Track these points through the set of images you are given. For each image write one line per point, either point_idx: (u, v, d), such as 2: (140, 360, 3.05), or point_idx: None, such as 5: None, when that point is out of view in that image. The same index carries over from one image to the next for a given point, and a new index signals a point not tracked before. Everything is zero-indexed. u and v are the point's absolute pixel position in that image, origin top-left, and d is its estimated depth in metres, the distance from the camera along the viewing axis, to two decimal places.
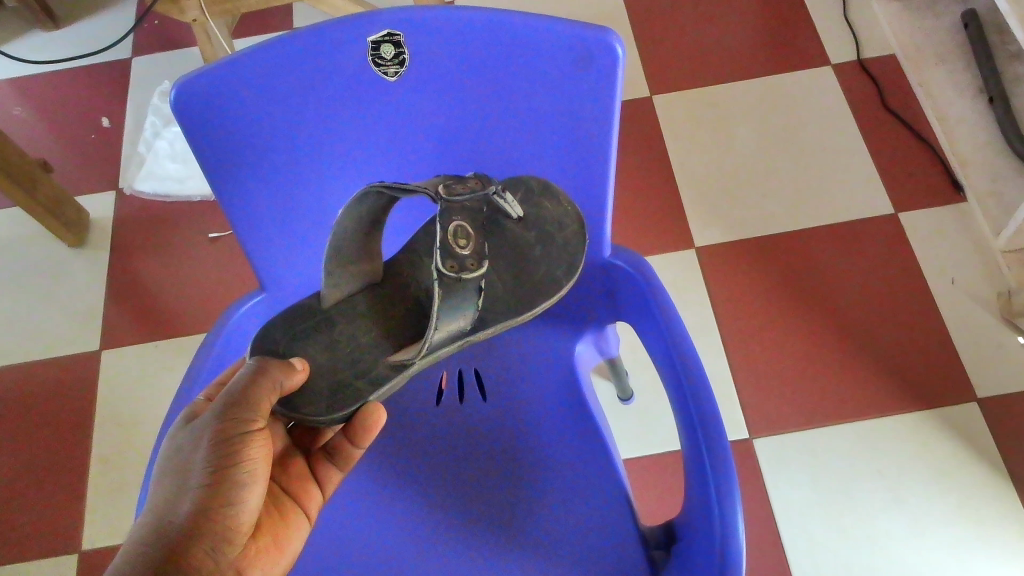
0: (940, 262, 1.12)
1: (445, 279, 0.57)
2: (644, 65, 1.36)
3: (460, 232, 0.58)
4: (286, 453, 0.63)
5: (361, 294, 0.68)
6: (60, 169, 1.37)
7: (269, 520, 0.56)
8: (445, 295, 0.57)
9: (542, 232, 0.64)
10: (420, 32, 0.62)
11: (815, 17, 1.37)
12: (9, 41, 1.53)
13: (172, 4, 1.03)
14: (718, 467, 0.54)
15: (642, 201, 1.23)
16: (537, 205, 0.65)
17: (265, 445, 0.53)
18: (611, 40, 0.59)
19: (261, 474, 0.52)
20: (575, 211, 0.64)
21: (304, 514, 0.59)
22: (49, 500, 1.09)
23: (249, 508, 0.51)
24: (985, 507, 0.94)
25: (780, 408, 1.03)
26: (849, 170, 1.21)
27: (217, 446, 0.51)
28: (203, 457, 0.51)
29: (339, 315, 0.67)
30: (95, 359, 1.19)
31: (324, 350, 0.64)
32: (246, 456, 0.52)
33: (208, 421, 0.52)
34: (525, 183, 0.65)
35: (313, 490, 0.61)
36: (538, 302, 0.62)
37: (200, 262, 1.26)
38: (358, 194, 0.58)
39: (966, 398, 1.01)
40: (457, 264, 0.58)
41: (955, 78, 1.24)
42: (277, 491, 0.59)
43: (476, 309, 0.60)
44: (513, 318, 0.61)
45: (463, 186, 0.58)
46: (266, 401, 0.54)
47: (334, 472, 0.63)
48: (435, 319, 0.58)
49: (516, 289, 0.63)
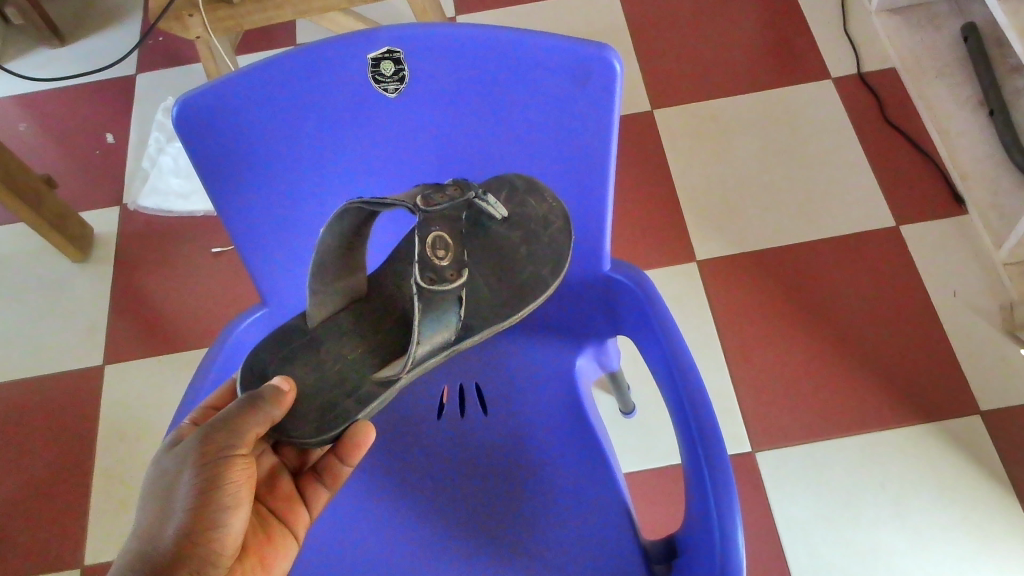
0: (941, 274, 1.12)
1: (423, 292, 0.57)
2: (645, 79, 1.37)
3: (439, 243, 0.58)
4: (273, 472, 0.63)
5: (347, 310, 0.68)
6: (64, 185, 1.38)
7: (255, 542, 0.57)
8: (424, 309, 0.58)
9: (529, 232, 0.64)
10: (420, 51, 0.62)
11: (816, 31, 1.37)
12: (13, 58, 1.54)
13: (175, 21, 1.03)
14: (718, 482, 0.54)
15: (644, 215, 1.23)
16: (521, 203, 0.64)
17: (249, 473, 0.53)
18: (609, 56, 0.59)
19: (245, 502, 0.53)
20: (560, 207, 0.64)
21: (292, 534, 0.60)
22: (50, 516, 1.09)
23: (234, 534, 0.52)
24: (989, 521, 0.94)
25: (782, 423, 1.03)
26: (849, 183, 1.21)
27: (199, 477, 0.51)
28: (185, 484, 0.51)
29: (325, 335, 0.66)
30: (98, 374, 1.19)
31: (311, 371, 0.64)
32: (228, 485, 0.52)
33: (192, 447, 0.52)
34: (509, 183, 0.65)
35: (301, 510, 0.61)
36: (523, 303, 0.61)
37: (201, 277, 1.26)
38: (337, 211, 0.58)
39: (968, 411, 1.01)
40: (436, 276, 0.57)
41: (956, 91, 1.25)
42: (265, 512, 0.60)
43: (459, 319, 0.60)
44: (500, 321, 0.60)
45: (441, 196, 0.58)
46: (254, 431, 0.54)
47: (322, 491, 0.63)
48: (418, 333, 0.58)
49: (504, 287, 0.62)
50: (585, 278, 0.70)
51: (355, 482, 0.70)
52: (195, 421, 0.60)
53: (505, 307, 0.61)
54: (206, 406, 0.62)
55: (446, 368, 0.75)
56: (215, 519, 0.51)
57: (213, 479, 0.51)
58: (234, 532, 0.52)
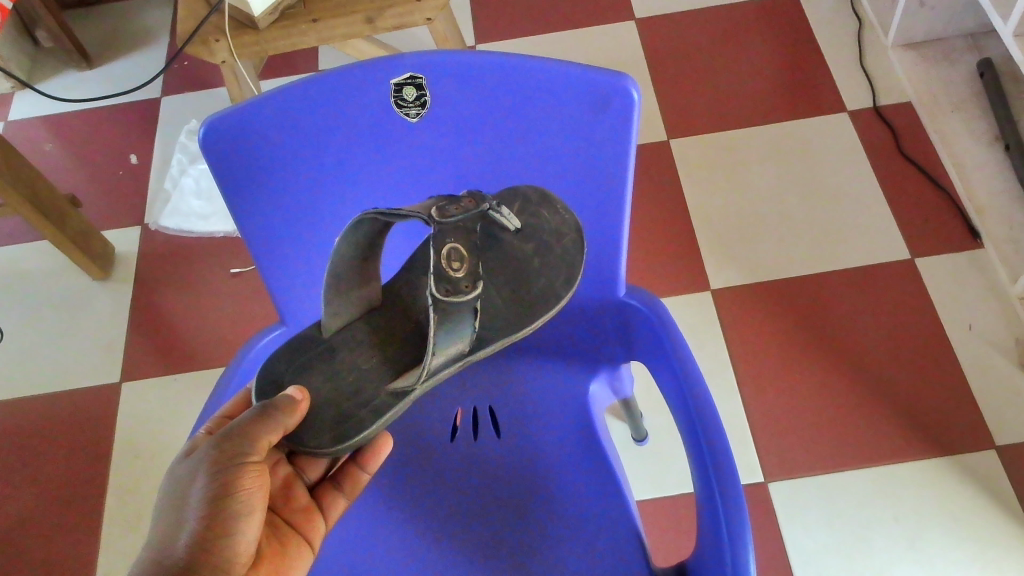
0: (958, 309, 1.12)
1: (439, 303, 0.59)
2: (662, 110, 1.38)
3: (454, 254, 0.58)
4: (288, 482, 0.63)
5: (361, 320, 0.68)
6: (88, 205, 1.40)
7: (271, 552, 0.58)
8: (440, 320, 0.59)
9: (541, 244, 0.64)
10: (442, 78, 0.64)
11: (832, 64, 1.39)
12: (42, 80, 1.58)
13: (202, 46, 1.07)
14: (729, 501, 0.54)
15: (660, 244, 1.24)
16: (533, 214, 0.65)
17: (262, 480, 0.54)
18: (628, 86, 0.60)
19: (260, 509, 0.53)
20: (573, 218, 0.64)
21: (309, 544, 0.61)
22: (66, 529, 1.10)
23: (248, 540, 0.52)
24: (1003, 556, 0.93)
25: (797, 453, 1.03)
26: (865, 215, 1.22)
27: (212, 484, 0.52)
28: (198, 489, 0.52)
29: (340, 345, 0.67)
30: (115, 392, 1.20)
31: (326, 380, 0.64)
32: (242, 490, 0.53)
33: (205, 453, 0.53)
34: (522, 194, 0.65)
35: (317, 519, 0.62)
36: (534, 314, 0.62)
37: (220, 296, 1.28)
38: (354, 220, 0.59)
39: (983, 444, 1.00)
40: (451, 288, 0.59)
41: (972, 126, 1.26)
42: (280, 524, 0.60)
43: (474, 331, 0.61)
44: (513, 333, 0.62)
45: (456, 207, 0.58)
46: (266, 438, 0.54)
47: (340, 500, 0.64)
48: (433, 344, 0.59)
49: (517, 302, 0.63)
50: (598, 302, 0.71)
51: (369, 504, 0.70)
52: (209, 430, 0.60)
53: (518, 320, 0.62)
54: (219, 417, 0.62)
55: (460, 391, 0.76)
56: (229, 525, 0.51)
57: (226, 484, 0.52)
58: (247, 538, 0.52)
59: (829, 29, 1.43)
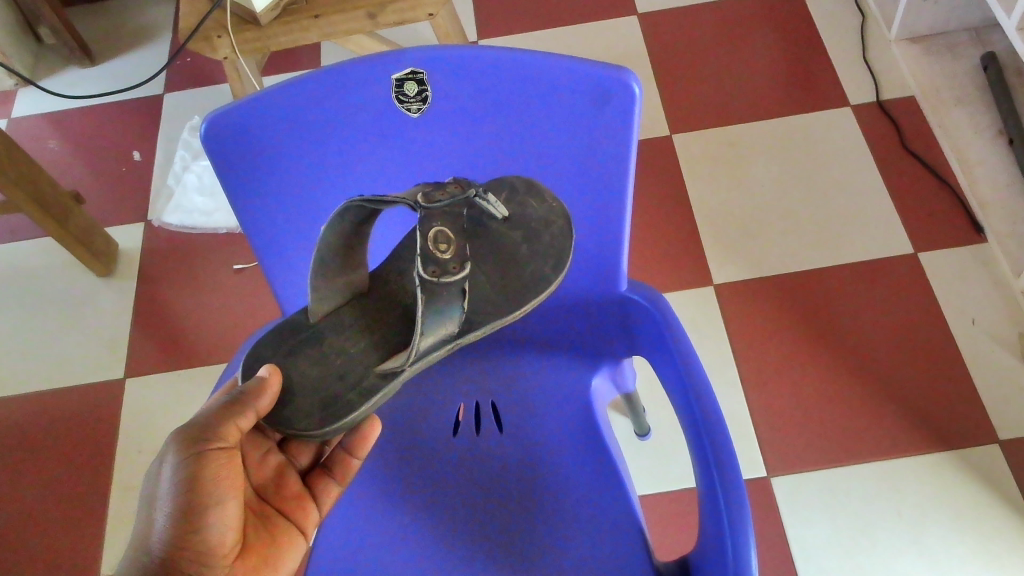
0: (961, 304, 1.11)
1: (427, 284, 0.58)
2: (665, 105, 1.38)
3: (441, 237, 0.57)
4: (280, 469, 0.64)
5: (349, 306, 0.68)
6: (92, 201, 1.41)
7: (260, 541, 0.58)
8: (428, 300, 0.58)
9: (529, 231, 0.64)
10: (444, 74, 0.64)
11: (836, 59, 1.38)
12: (45, 76, 1.58)
13: (204, 42, 1.07)
14: (730, 491, 0.54)
15: (663, 239, 1.24)
16: (521, 204, 0.65)
17: (231, 467, 0.55)
18: (629, 80, 0.60)
19: (232, 495, 0.54)
20: (561, 208, 0.64)
21: (301, 531, 0.62)
22: (71, 524, 1.10)
23: (223, 527, 0.54)
24: (1006, 550, 0.93)
25: (801, 448, 1.03)
26: (867, 210, 1.22)
27: (177, 478, 0.53)
28: (166, 484, 0.53)
29: (327, 330, 0.67)
30: (120, 388, 1.21)
31: (316, 365, 0.64)
32: (210, 480, 0.54)
33: (172, 445, 0.54)
34: (509, 184, 0.65)
35: (310, 506, 0.63)
36: (525, 298, 0.62)
37: (222, 292, 1.28)
38: (340, 209, 0.58)
39: (988, 439, 1.00)
40: (439, 269, 0.58)
41: (976, 120, 1.25)
42: (272, 512, 0.61)
43: (463, 312, 0.60)
44: (504, 315, 0.61)
45: (442, 192, 0.58)
46: (232, 426, 0.54)
47: (333, 486, 0.65)
48: (421, 325, 0.58)
49: (505, 285, 0.63)
50: (600, 297, 0.71)
51: (369, 500, 0.70)
52: None
53: (507, 303, 0.62)
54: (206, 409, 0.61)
55: (462, 388, 0.76)
56: (200, 517, 0.53)
57: (192, 478, 0.53)
58: (222, 527, 0.54)
59: (833, 23, 1.43)
